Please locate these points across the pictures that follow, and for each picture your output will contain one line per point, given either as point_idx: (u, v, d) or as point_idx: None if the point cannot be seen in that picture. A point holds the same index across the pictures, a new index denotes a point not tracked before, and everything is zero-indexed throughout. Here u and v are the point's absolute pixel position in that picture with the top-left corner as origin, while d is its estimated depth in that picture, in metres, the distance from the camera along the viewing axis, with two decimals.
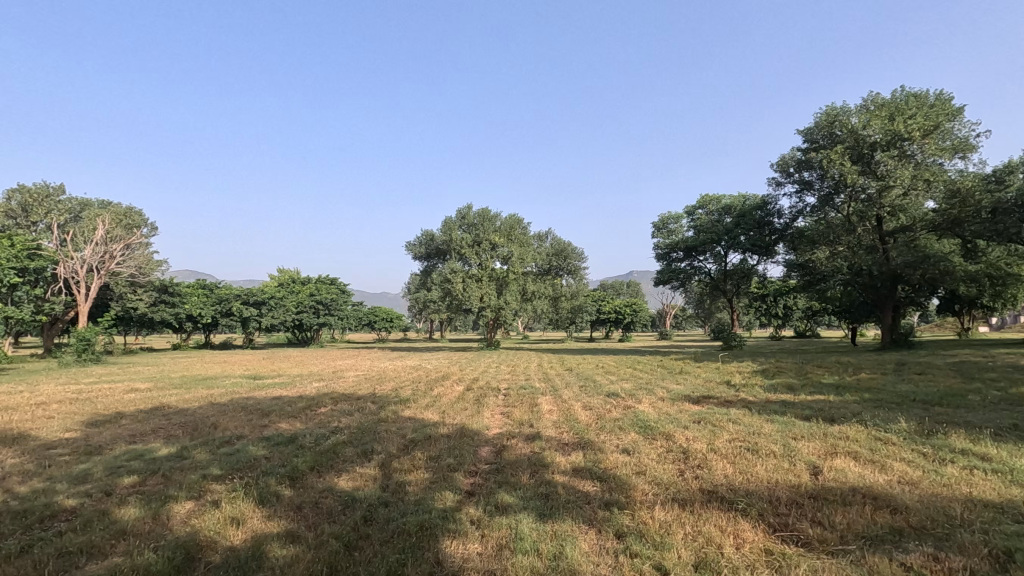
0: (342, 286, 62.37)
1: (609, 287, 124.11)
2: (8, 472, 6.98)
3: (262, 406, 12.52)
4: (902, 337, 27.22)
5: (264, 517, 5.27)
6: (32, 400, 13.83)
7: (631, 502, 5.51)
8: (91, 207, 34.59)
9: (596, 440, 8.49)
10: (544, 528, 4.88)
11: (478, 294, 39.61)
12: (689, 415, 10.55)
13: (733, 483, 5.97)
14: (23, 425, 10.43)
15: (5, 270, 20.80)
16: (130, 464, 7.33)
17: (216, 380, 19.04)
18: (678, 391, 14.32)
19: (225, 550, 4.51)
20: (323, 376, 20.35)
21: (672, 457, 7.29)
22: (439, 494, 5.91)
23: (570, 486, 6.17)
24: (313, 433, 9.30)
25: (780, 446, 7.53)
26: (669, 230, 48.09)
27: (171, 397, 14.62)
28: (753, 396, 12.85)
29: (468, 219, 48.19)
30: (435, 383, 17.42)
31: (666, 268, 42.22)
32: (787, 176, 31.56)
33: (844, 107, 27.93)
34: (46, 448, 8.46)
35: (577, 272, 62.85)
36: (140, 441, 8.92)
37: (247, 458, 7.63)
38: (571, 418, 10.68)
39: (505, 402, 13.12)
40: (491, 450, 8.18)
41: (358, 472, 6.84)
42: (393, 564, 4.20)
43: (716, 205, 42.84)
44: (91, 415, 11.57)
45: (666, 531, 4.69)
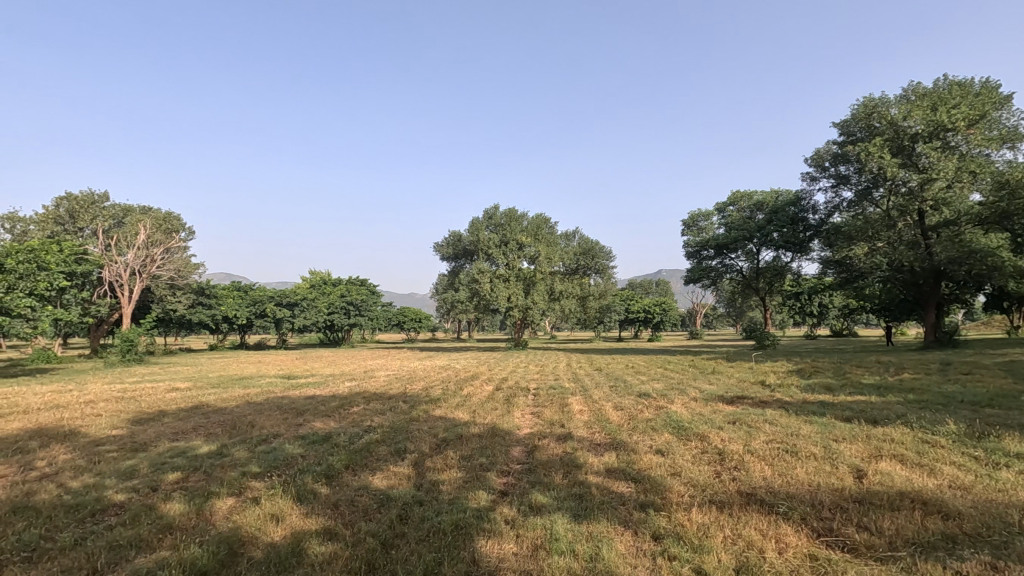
0: (371, 287, 63.31)
1: (638, 287, 122.70)
2: (61, 467, 7.29)
3: (297, 406, 12.78)
4: (946, 336, 26.04)
5: (302, 514, 5.37)
6: (82, 398, 14.44)
7: (667, 504, 5.42)
8: (133, 212, 35.78)
9: (629, 441, 8.41)
10: (580, 528, 4.84)
11: (506, 294, 39.59)
12: (724, 415, 10.37)
13: (772, 485, 5.82)
14: (74, 422, 10.89)
15: (55, 274, 21.79)
16: (173, 461, 7.56)
17: (253, 380, 19.52)
18: (712, 391, 14.08)
19: (265, 546, 4.60)
20: (356, 376, 20.66)
21: (708, 458, 7.18)
22: (473, 493, 5.94)
23: (604, 487, 6.11)
24: (347, 432, 9.44)
25: (820, 447, 7.33)
26: (699, 228, 47.27)
27: (209, 395, 15.05)
28: (790, 396, 12.54)
29: (495, 219, 48.35)
30: (464, 383, 17.44)
31: (696, 266, 41.52)
32: (822, 170, 30.73)
33: (884, 98, 26.99)
34: (95, 445, 8.80)
35: (605, 271, 62.43)
36: (182, 439, 9.21)
37: (284, 457, 7.79)
38: (603, 418, 10.61)
39: (536, 402, 13.08)
40: (523, 449, 8.17)
41: (392, 471, 6.91)
42: (430, 562, 4.23)
43: (748, 201, 41.93)
44: (136, 413, 12.00)
45: (705, 534, 4.60)
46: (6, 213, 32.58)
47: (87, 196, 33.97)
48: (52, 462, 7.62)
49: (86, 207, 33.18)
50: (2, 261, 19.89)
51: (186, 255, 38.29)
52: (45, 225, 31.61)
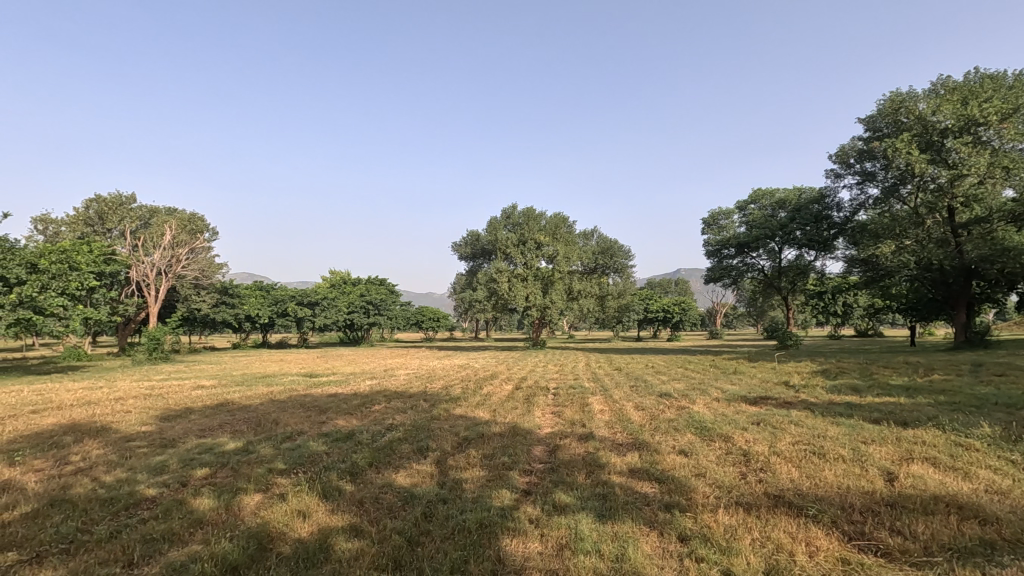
0: (390, 287, 63.81)
1: (657, 286, 121.61)
2: (95, 462, 7.48)
3: (319, 403, 12.94)
4: (977, 336, 25.36)
5: (328, 510, 5.44)
6: (112, 395, 14.83)
7: (693, 505, 5.36)
8: (159, 214, 36.38)
9: (652, 441, 8.36)
10: (605, 528, 4.82)
11: (524, 293, 39.55)
12: (748, 415, 10.23)
13: (800, 487, 5.72)
14: (106, 418, 11.18)
15: (85, 274, 22.37)
16: (201, 457, 7.71)
17: (275, 378, 19.80)
18: (735, 391, 13.91)
19: (294, 542, 4.67)
20: (376, 375, 20.84)
21: (732, 459, 7.07)
22: (496, 491, 5.96)
23: (628, 487, 6.07)
24: (369, 430, 9.54)
25: (849, 450, 7.16)
26: (720, 226, 46.72)
27: (234, 393, 15.31)
28: (816, 397, 12.31)
29: (513, 218, 48.29)
30: (483, 382, 17.48)
31: (717, 265, 41.00)
32: (846, 167, 30.20)
33: (911, 92, 26.36)
34: (126, 440, 9.01)
35: (623, 271, 62.04)
36: (209, 435, 9.39)
37: (309, 454, 7.90)
38: (624, 418, 10.54)
39: (556, 402, 13.06)
40: (545, 449, 8.15)
41: (415, 469, 6.96)
42: (457, 560, 4.24)
43: (769, 199, 41.32)
44: (165, 410, 12.27)
45: (732, 536, 4.54)
46: (39, 214, 33.53)
47: (115, 197, 34.65)
48: (86, 457, 7.82)
49: (114, 208, 33.92)
50: (35, 261, 20.43)
51: (211, 255, 39.05)
52: (75, 227, 32.42)
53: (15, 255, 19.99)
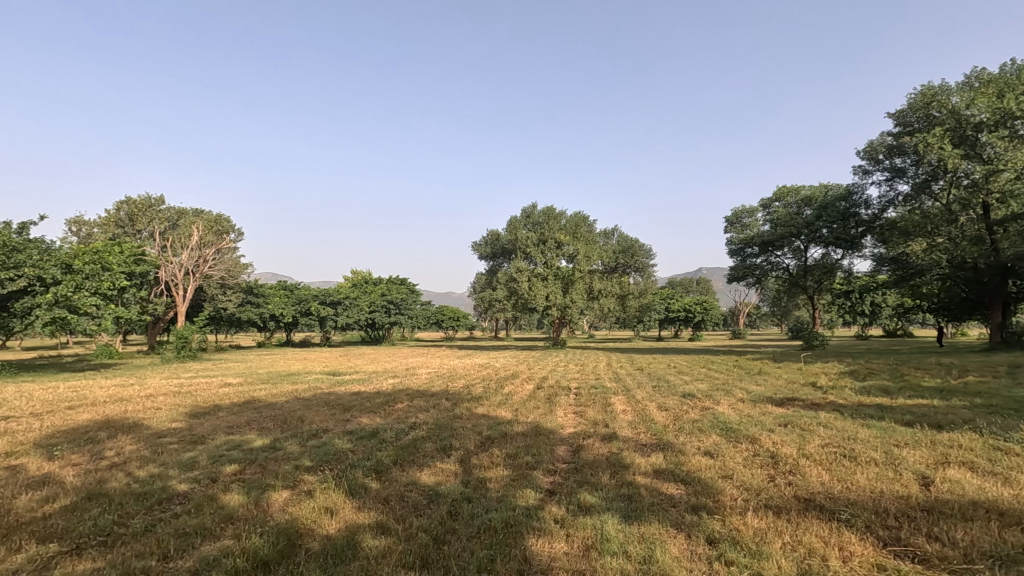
0: (411, 286, 64.30)
1: (678, 286, 120.11)
2: (128, 458, 7.68)
3: (344, 401, 13.12)
4: (1014, 336, 24.52)
5: (355, 508, 5.49)
6: (142, 392, 15.17)
7: (720, 507, 5.28)
8: (186, 216, 36.96)
9: (677, 441, 8.28)
10: (632, 529, 4.77)
11: (544, 293, 39.50)
12: (775, 417, 10.05)
13: (832, 491, 5.60)
14: (137, 414, 11.48)
15: (116, 275, 23.00)
16: (230, 454, 7.87)
17: (299, 376, 20.09)
18: (761, 392, 13.66)
19: (322, 538, 4.73)
20: (397, 373, 21.02)
21: (760, 462, 6.94)
22: (520, 490, 5.96)
23: (653, 488, 6.01)
24: (393, 428, 9.62)
25: (881, 453, 7.00)
26: (744, 224, 46.13)
27: (261, 391, 15.59)
28: (844, 399, 12.02)
29: (533, 217, 48.18)
30: (504, 382, 17.45)
31: (740, 264, 40.37)
32: (875, 163, 29.52)
33: (944, 85, 25.67)
34: (157, 436, 9.23)
35: (645, 270, 61.53)
36: (237, 432, 9.57)
37: (334, 451, 7.99)
38: (647, 418, 10.46)
39: (578, 402, 12.97)
40: (569, 449, 8.13)
41: (439, 467, 7.00)
42: (483, 559, 4.25)
43: (795, 196, 40.60)
44: (194, 407, 12.56)
45: (762, 539, 4.46)
46: (72, 216, 34.58)
47: (145, 199, 35.46)
48: (120, 452, 8.04)
49: (144, 210, 34.71)
50: (69, 262, 21.06)
51: (236, 256, 39.81)
52: (107, 228, 33.28)
53: (50, 256, 20.60)
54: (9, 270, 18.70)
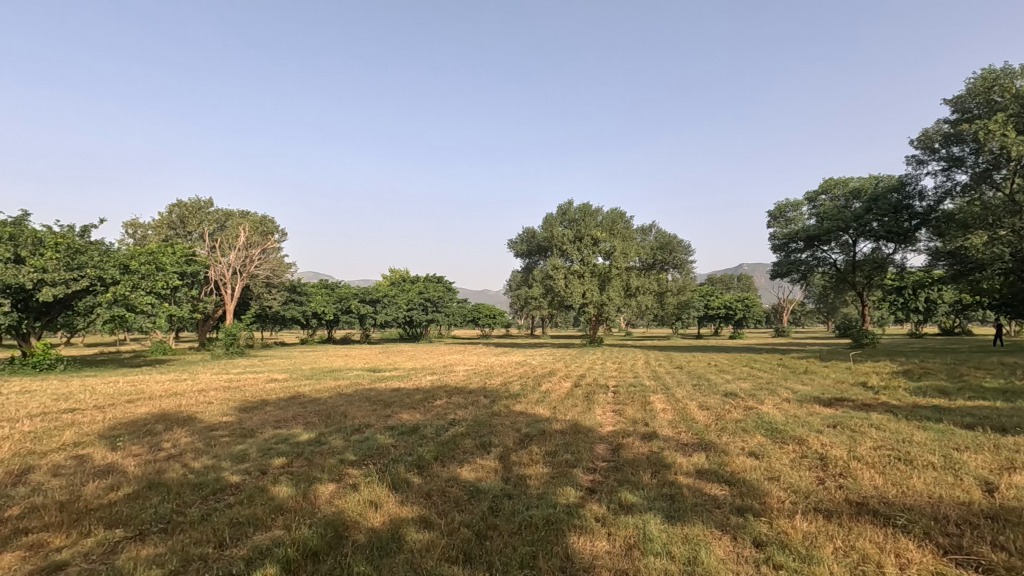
0: (447, 284, 65.00)
1: (719, 282, 117.06)
2: (184, 449, 8.05)
3: (384, 397, 13.39)
4: None
5: (398, 502, 5.60)
6: (195, 387, 15.87)
7: (767, 510, 5.15)
8: (234, 216, 38.19)
9: (720, 441, 8.11)
10: (675, 530, 4.71)
11: (581, 290, 39.31)
12: (823, 418, 9.71)
13: (886, 495, 5.38)
14: (191, 408, 12.03)
15: (168, 275, 24.13)
16: (278, 447, 8.15)
17: (341, 372, 20.59)
18: (808, 392, 13.21)
19: (367, 531, 4.85)
20: (436, 370, 21.28)
21: (808, 464, 6.72)
22: (560, 488, 5.95)
23: (696, 488, 5.91)
24: (433, 424, 9.76)
25: (939, 457, 6.67)
26: (788, 219, 44.81)
27: (305, 387, 16.09)
28: (898, 400, 11.50)
29: (569, 214, 47.70)
30: (541, 379, 17.42)
31: (785, 260, 39.02)
32: (931, 153, 28.12)
33: (1007, 69, 24.34)
34: (210, 429, 9.64)
35: (684, 266, 60.29)
36: (284, 426, 9.90)
37: (377, 446, 8.18)
38: (688, 418, 10.26)
39: (616, 400, 12.84)
40: (608, 447, 8.08)
41: (479, 463, 7.06)
42: (526, 555, 4.27)
43: (842, 188, 39.16)
44: (243, 401, 13.08)
45: (812, 543, 4.33)
46: (129, 219, 36.39)
47: (195, 202, 36.88)
48: (176, 444, 8.44)
49: (194, 213, 35.97)
50: (127, 262, 22.15)
51: (280, 255, 41.05)
52: (160, 231, 34.71)
53: (110, 258, 21.69)
54: (74, 271, 19.74)
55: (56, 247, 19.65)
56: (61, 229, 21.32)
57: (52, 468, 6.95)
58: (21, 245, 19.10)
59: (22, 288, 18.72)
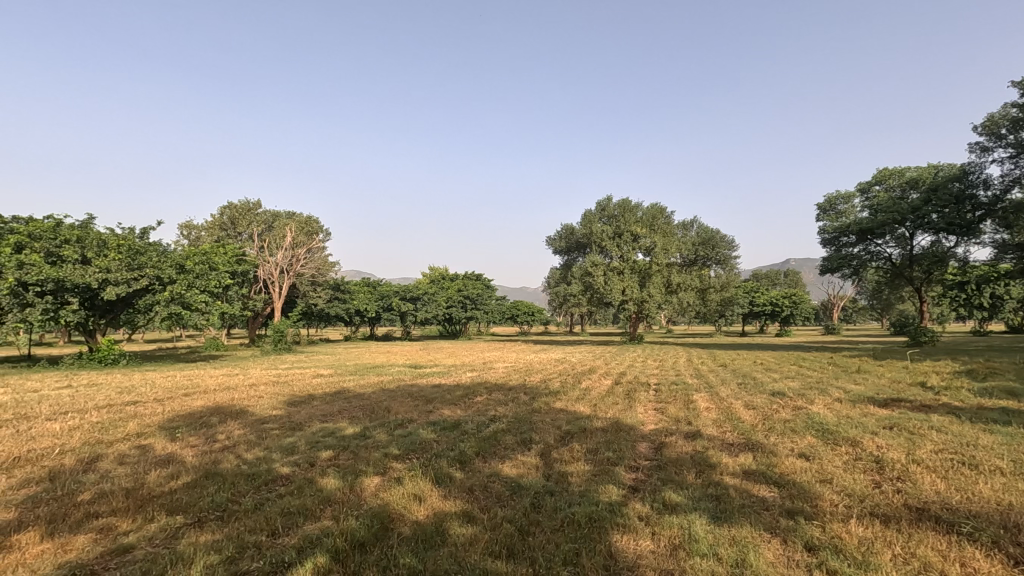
0: (486, 282, 65.46)
1: (764, 278, 113.32)
2: (237, 441, 8.40)
3: (426, 393, 13.60)
4: None
5: (442, 496, 5.69)
6: (246, 382, 16.51)
7: (819, 513, 4.97)
8: (281, 218, 39.09)
9: (767, 442, 7.87)
10: (721, 531, 4.60)
11: (621, 287, 38.82)
12: (877, 419, 9.30)
13: (949, 501, 5.11)
14: (243, 402, 12.55)
15: (220, 275, 25.17)
16: (325, 441, 8.38)
17: (383, 369, 21.01)
18: (861, 392, 12.68)
19: (412, 523, 4.94)
20: (476, 367, 21.45)
21: (863, 466, 6.43)
22: (603, 486, 5.91)
23: (743, 489, 5.76)
24: (474, 420, 9.84)
25: (1008, 462, 6.27)
26: (838, 211, 43.12)
27: (350, 382, 16.54)
28: (960, 401, 10.91)
29: (609, 210, 46.57)
30: (581, 377, 17.31)
31: (835, 254, 37.44)
32: (997, 139, 26.46)
33: None
34: (261, 422, 10.03)
35: (727, 262, 58.59)
36: (330, 420, 10.21)
37: (419, 441, 8.31)
38: (734, 417, 10.00)
39: (657, 399, 12.62)
40: (651, 445, 7.98)
41: (520, 460, 7.09)
42: (569, 552, 4.27)
43: (898, 179, 37.37)
44: (291, 395, 13.55)
45: (869, 549, 4.15)
46: (184, 221, 38.10)
47: (244, 204, 38.20)
48: (229, 436, 8.81)
49: (244, 214, 37.19)
50: (183, 262, 23.17)
51: (325, 254, 42.16)
52: (213, 231, 36.17)
53: (167, 258, 22.78)
54: (134, 271, 20.79)
55: (119, 249, 20.84)
56: (123, 231, 22.54)
57: (118, 457, 7.38)
58: (86, 247, 20.32)
59: (88, 288, 19.86)
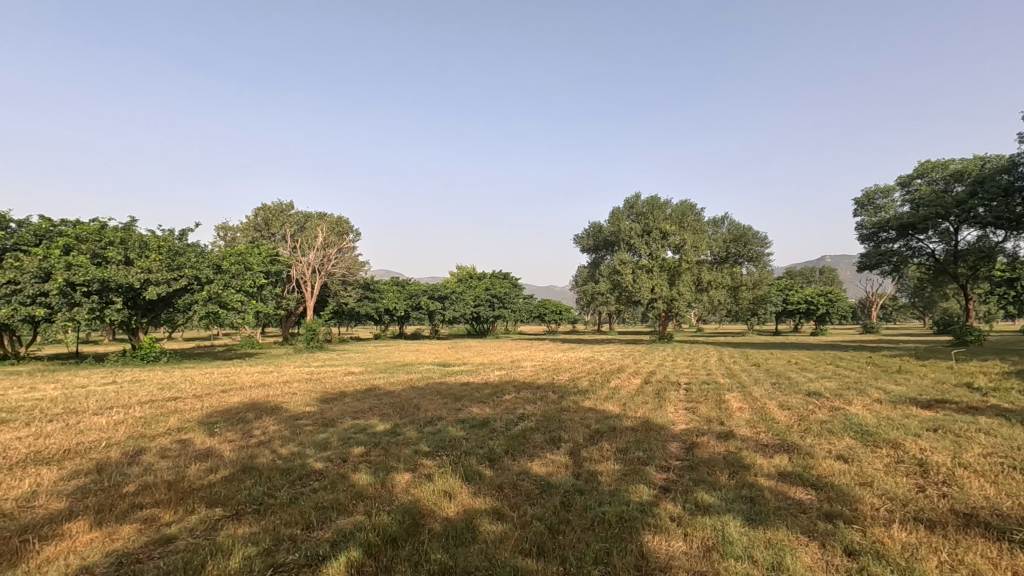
0: (513, 280, 65.56)
1: (798, 275, 110.41)
2: (273, 437, 8.62)
3: (455, 391, 13.69)
4: None
5: (471, 493, 5.72)
6: (279, 379, 16.91)
7: (860, 517, 4.81)
8: (312, 219, 39.89)
9: (803, 443, 7.66)
10: (756, 533, 4.50)
11: (650, 285, 38.36)
12: (920, 420, 8.98)
13: (999, 507, 4.88)
14: (278, 398, 12.87)
15: (255, 274, 25.85)
16: (357, 437, 8.53)
17: (413, 367, 21.25)
18: (902, 393, 12.25)
19: (442, 520, 4.98)
20: (504, 366, 21.50)
21: (906, 470, 6.20)
22: (633, 486, 5.84)
23: (778, 491, 5.62)
24: (503, 418, 9.87)
25: None
26: (877, 206, 41.71)
27: (380, 380, 16.77)
28: (1009, 402, 10.45)
29: (637, 208, 46.12)
30: (609, 376, 17.18)
31: (874, 250, 36.30)
32: None
33: None
34: (295, 418, 10.27)
35: (760, 259, 57.26)
36: (362, 417, 10.37)
37: (449, 438, 8.38)
38: (768, 417, 9.79)
39: (688, 398, 12.42)
40: (682, 445, 7.87)
41: (549, 458, 7.07)
42: (600, 551, 4.24)
43: (942, 171, 35.90)
44: (324, 392, 13.82)
45: (913, 555, 4.00)
46: (221, 223, 39.26)
47: (278, 206, 39.09)
48: (265, 432, 9.04)
49: (277, 215, 38.13)
50: (220, 263, 23.87)
51: (355, 254, 42.85)
52: (248, 232, 37.19)
53: (205, 259, 23.49)
54: (174, 271, 21.51)
55: (159, 250, 21.60)
56: (163, 234, 23.35)
57: (160, 451, 7.65)
58: (129, 248, 21.11)
59: (131, 287, 20.61)
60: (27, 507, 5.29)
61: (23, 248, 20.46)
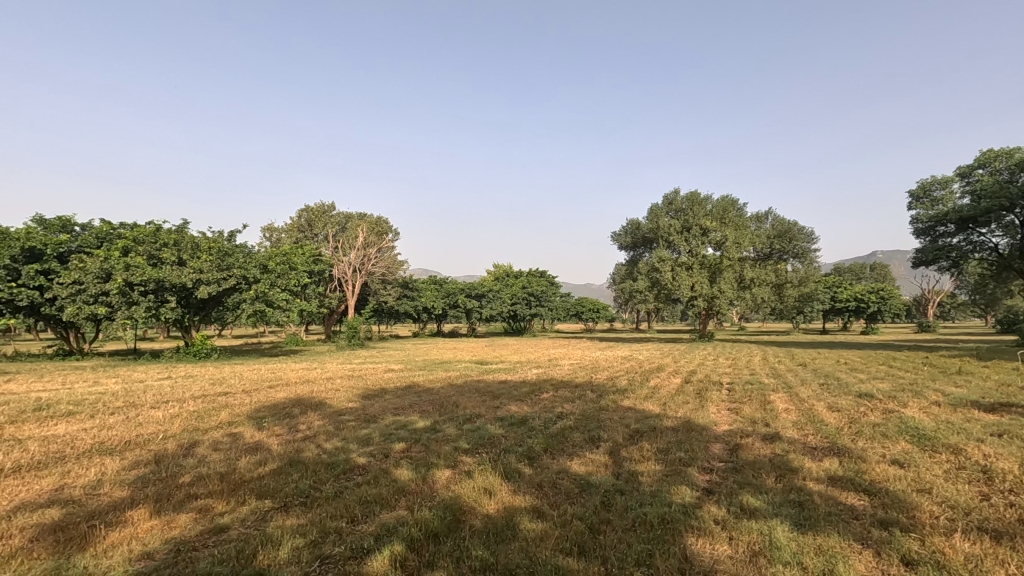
0: (550, 278, 65.29)
1: (846, 272, 105.80)
2: (317, 432, 8.86)
3: (493, 389, 13.76)
4: None
5: (511, 491, 5.73)
6: (322, 376, 17.38)
7: (917, 525, 4.59)
8: (353, 219, 40.78)
9: (854, 446, 7.36)
10: (806, 539, 4.36)
11: (689, 282, 37.64)
12: (983, 425, 8.48)
13: None
14: (321, 394, 13.24)
15: (299, 274, 26.61)
16: (398, 433, 8.69)
17: (451, 365, 21.44)
18: (963, 395, 11.61)
19: (483, 516, 5.02)
20: (541, 364, 21.43)
21: (967, 477, 5.87)
22: (675, 487, 5.75)
23: (828, 496, 5.42)
24: (542, 417, 9.87)
25: None
26: (934, 198, 39.58)
27: (419, 377, 17.01)
28: None
29: (676, 204, 45.21)
30: (649, 375, 16.91)
31: (931, 246, 34.61)
32: None
33: None
34: (339, 414, 10.55)
35: (806, 255, 55.21)
36: (402, 414, 10.55)
37: (488, 436, 8.42)
38: (816, 419, 9.45)
39: (731, 398, 12.12)
40: (725, 446, 7.69)
41: (588, 458, 7.02)
42: (642, 553, 4.18)
43: (1006, 160, 33.77)
44: (365, 389, 14.14)
45: (978, 567, 3.79)
46: (267, 225, 40.59)
47: (320, 206, 40.16)
48: (310, 427, 9.30)
49: (320, 216, 39.21)
50: (266, 263, 24.64)
51: (394, 253, 43.59)
52: (292, 233, 38.37)
53: (252, 259, 24.32)
54: (223, 271, 22.36)
55: (210, 251, 22.50)
56: (213, 235, 24.34)
57: (212, 444, 7.97)
58: (182, 249, 22.10)
59: (184, 287, 21.52)
60: (93, 494, 5.62)
61: (87, 250, 21.70)
